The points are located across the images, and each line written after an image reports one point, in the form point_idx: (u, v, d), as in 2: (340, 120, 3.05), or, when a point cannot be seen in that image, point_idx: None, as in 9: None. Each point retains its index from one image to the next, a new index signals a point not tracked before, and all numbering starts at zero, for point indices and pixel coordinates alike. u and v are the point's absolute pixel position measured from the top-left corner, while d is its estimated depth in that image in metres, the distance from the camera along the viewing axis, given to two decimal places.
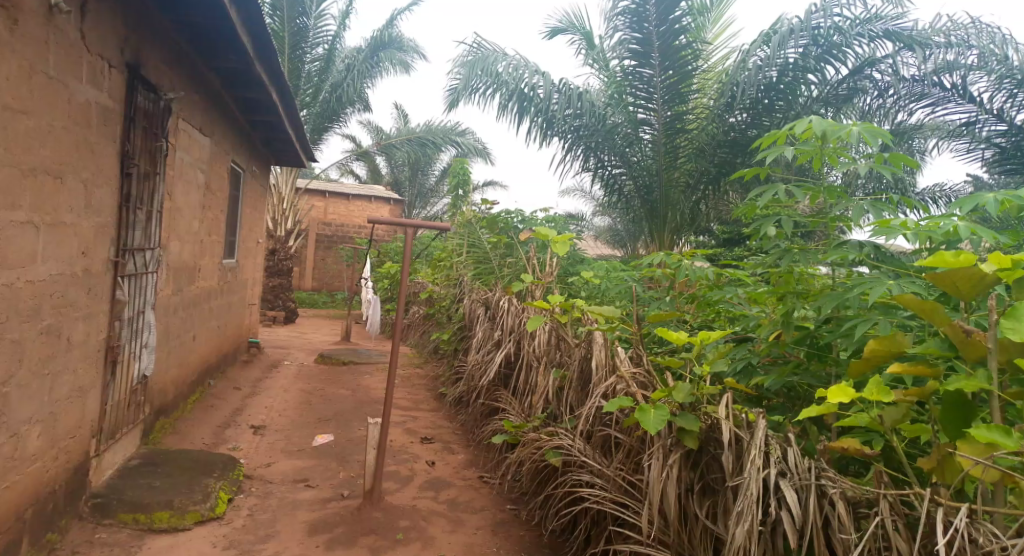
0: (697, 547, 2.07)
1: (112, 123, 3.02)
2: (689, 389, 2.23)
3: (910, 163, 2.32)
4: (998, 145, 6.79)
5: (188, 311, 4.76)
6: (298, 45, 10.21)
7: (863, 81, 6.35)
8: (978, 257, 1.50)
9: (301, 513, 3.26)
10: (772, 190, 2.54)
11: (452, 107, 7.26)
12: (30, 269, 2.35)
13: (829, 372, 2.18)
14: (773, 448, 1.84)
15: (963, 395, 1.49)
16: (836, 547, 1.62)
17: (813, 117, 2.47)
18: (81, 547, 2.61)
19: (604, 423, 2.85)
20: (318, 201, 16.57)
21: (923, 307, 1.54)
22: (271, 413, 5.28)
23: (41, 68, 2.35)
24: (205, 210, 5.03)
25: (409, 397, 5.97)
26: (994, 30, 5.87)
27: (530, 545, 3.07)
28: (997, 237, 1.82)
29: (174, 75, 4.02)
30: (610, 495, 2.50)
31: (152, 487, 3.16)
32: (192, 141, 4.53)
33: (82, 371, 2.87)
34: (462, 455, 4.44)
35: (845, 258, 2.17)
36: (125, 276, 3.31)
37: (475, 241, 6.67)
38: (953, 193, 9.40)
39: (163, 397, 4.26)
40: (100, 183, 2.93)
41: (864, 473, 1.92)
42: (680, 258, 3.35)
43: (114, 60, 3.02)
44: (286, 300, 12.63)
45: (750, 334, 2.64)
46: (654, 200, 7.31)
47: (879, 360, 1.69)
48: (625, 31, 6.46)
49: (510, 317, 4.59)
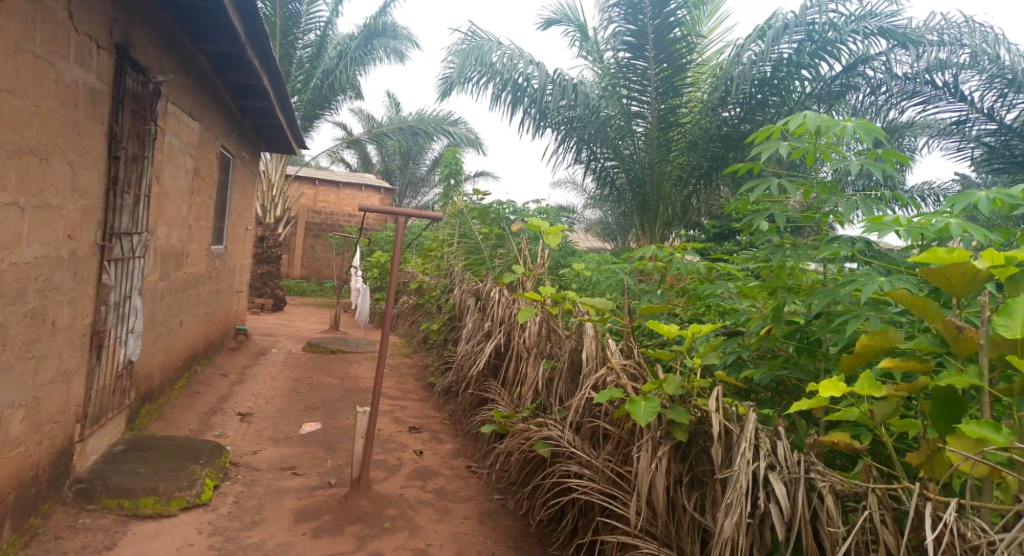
0: (684, 539, 2.08)
1: (99, 104, 2.95)
2: (680, 381, 2.22)
3: (902, 159, 2.28)
4: (987, 144, 6.94)
5: (175, 297, 4.70)
6: (290, 30, 10.06)
7: (856, 78, 6.44)
8: (971, 253, 1.49)
9: (288, 500, 3.25)
10: (765, 184, 2.53)
11: (445, 96, 7.20)
12: (15, 251, 2.30)
13: (818, 366, 2.19)
14: (763, 441, 1.84)
15: (953, 391, 1.50)
16: (824, 540, 1.63)
17: (807, 112, 2.45)
18: (64, 532, 2.58)
19: (594, 414, 2.85)
20: (308, 188, 16.21)
21: (915, 303, 1.57)
22: (258, 401, 5.25)
23: (28, 46, 2.28)
24: (193, 194, 4.96)
25: (397, 386, 5.96)
26: (987, 30, 5.89)
27: (517, 535, 3.08)
28: (987, 235, 1.83)
29: (163, 57, 3.92)
30: (599, 487, 2.50)
31: (137, 473, 3.12)
32: (182, 124, 4.46)
33: (66, 355, 2.82)
34: (450, 445, 4.44)
35: (837, 253, 2.18)
36: (111, 259, 3.25)
37: (467, 231, 6.64)
38: (941, 192, 9.52)
39: (150, 382, 4.20)
40: (87, 165, 2.87)
41: (850, 467, 1.94)
42: (672, 252, 3.35)
43: (102, 41, 2.95)
44: (274, 288, 12.52)
45: (739, 329, 2.63)
46: (646, 193, 7.32)
47: (869, 357, 1.70)
48: (619, 23, 6.37)
49: (500, 308, 4.59)
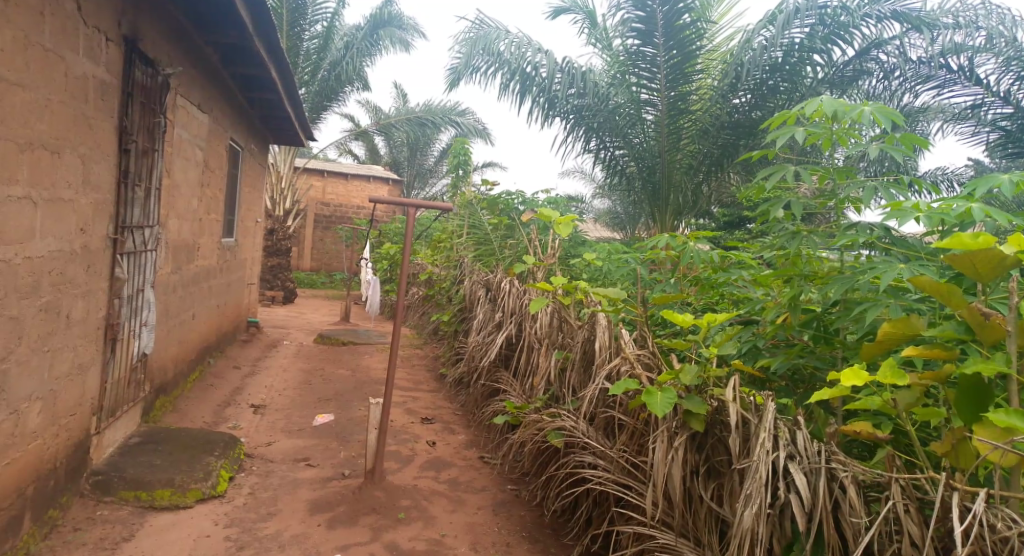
0: (701, 529, 2.08)
1: (109, 97, 2.94)
2: (696, 371, 2.20)
3: (920, 143, 2.19)
4: (1003, 128, 6.77)
5: (187, 290, 4.72)
6: (297, 22, 10.03)
7: (869, 63, 6.36)
8: (997, 238, 1.45)
9: (302, 492, 3.27)
10: (780, 172, 2.45)
11: (452, 87, 7.16)
12: (28, 245, 2.31)
13: (835, 355, 2.15)
14: (781, 430, 1.82)
15: (980, 377, 1.47)
16: (846, 530, 1.61)
17: (824, 97, 2.36)
18: (82, 524, 2.61)
19: (608, 405, 2.83)
20: (316, 180, 16.20)
21: (938, 289, 1.52)
22: (271, 392, 5.29)
23: (37, 39, 2.27)
24: (204, 187, 4.97)
25: (409, 377, 5.99)
26: (1004, 12, 5.82)
27: (532, 525, 3.09)
28: (1012, 220, 1.77)
29: (171, 50, 3.91)
30: (613, 477, 2.49)
31: (152, 465, 3.15)
32: (191, 117, 4.46)
33: (82, 349, 2.84)
34: (463, 435, 4.45)
35: (855, 241, 2.12)
36: (125, 253, 3.27)
37: (476, 223, 6.65)
38: (955, 176, 9.39)
39: (164, 374, 4.24)
40: (98, 159, 2.88)
41: (868, 456, 1.92)
42: (685, 240, 3.31)
43: (111, 34, 2.94)
44: (284, 280, 12.61)
45: (754, 317, 2.59)
46: (656, 182, 7.23)
47: (891, 345, 1.67)
48: (627, 10, 6.23)
49: (511, 299, 4.57)
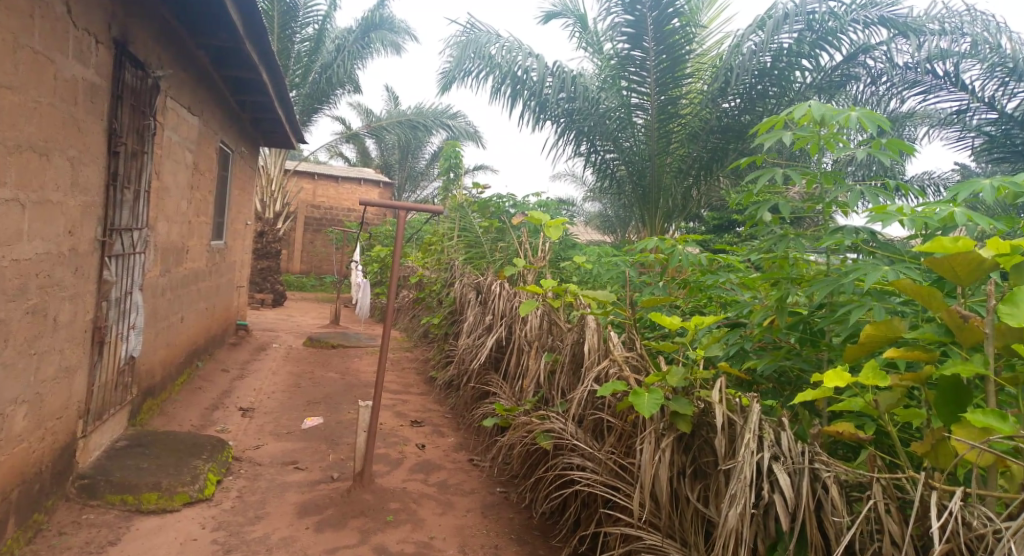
0: (688, 530, 2.10)
1: (99, 99, 2.93)
2: (683, 373, 2.21)
3: (906, 148, 2.19)
4: (988, 133, 6.83)
5: (175, 292, 4.69)
6: (287, 24, 10.00)
7: (856, 68, 6.44)
8: (976, 242, 1.47)
9: (291, 494, 3.26)
10: (767, 175, 2.45)
11: (444, 90, 7.18)
12: (16, 247, 2.29)
13: (821, 357, 2.18)
14: (767, 431, 1.84)
15: (958, 377, 1.50)
16: (829, 530, 1.64)
17: (812, 102, 2.38)
18: (67, 528, 2.59)
19: (596, 407, 2.84)
20: (307, 182, 16.14)
21: (919, 292, 1.55)
22: (260, 395, 5.25)
23: (27, 41, 2.26)
24: (194, 189, 4.96)
25: (399, 380, 5.98)
26: (988, 19, 5.94)
27: (520, 527, 3.09)
28: (992, 224, 1.80)
29: (161, 51, 3.90)
30: (601, 479, 2.50)
31: (139, 469, 3.13)
32: (180, 119, 4.44)
33: (68, 351, 2.81)
34: (452, 438, 4.44)
35: (841, 243, 2.15)
36: (112, 255, 3.25)
37: (467, 225, 6.69)
38: (942, 181, 9.52)
39: (151, 378, 4.20)
40: (87, 161, 2.86)
41: (852, 457, 1.96)
42: (674, 243, 3.32)
43: (100, 36, 2.92)
44: (274, 283, 12.55)
45: (741, 320, 2.61)
46: (646, 185, 7.28)
47: (874, 345, 1.68)
48: (617, 14, 6.27)
49: (501, 302, 4.59)
